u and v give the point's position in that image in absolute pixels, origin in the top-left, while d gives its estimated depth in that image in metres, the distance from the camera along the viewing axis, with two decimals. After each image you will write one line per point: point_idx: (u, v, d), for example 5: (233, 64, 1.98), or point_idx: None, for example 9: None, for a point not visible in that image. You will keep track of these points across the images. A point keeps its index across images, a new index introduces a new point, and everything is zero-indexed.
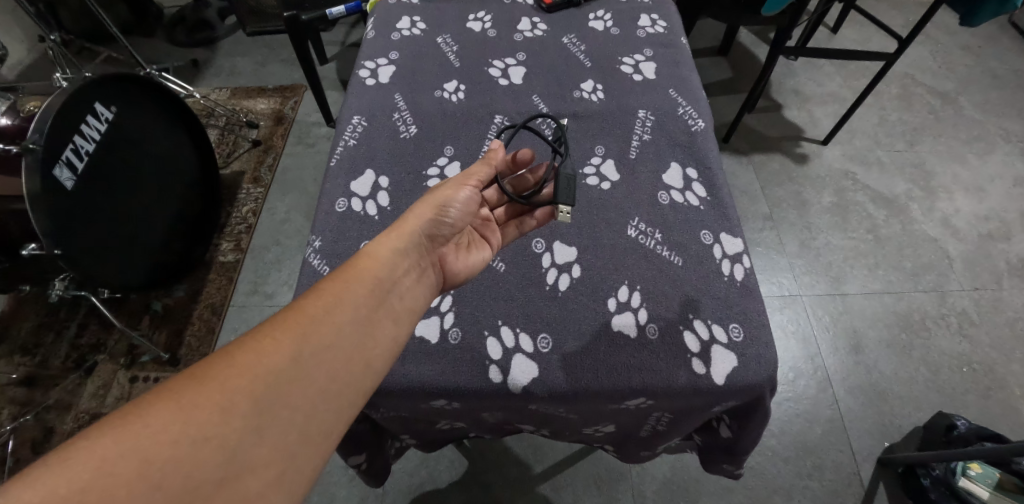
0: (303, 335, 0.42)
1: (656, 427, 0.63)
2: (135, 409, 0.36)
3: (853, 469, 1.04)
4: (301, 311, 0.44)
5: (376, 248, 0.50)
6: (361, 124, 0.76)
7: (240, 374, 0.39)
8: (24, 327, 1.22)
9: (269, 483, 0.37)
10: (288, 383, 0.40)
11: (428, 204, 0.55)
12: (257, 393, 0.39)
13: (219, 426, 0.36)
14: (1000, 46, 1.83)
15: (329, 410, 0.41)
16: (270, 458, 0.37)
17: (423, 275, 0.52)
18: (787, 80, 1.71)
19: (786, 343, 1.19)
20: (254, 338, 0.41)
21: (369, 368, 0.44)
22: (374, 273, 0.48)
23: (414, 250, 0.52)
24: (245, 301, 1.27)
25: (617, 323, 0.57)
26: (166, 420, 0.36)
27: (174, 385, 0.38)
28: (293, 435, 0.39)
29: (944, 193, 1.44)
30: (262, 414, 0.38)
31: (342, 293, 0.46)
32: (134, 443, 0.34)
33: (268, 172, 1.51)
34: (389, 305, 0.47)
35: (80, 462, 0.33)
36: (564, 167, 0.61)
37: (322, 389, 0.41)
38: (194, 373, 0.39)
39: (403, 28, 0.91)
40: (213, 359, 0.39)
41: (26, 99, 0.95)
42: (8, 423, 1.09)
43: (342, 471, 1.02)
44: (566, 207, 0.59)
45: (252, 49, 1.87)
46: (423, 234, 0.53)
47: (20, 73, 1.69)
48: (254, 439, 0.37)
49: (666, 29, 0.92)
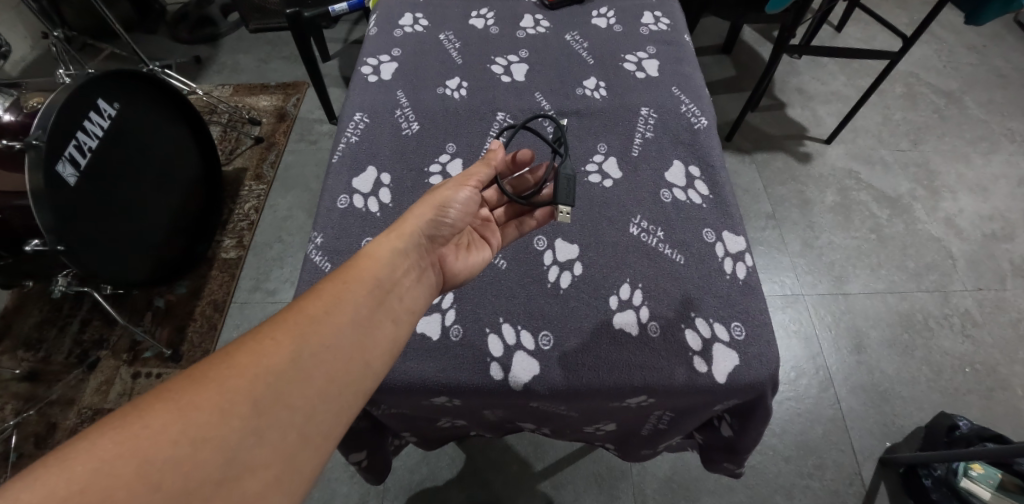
0: (302, 336, 0.42)
1: (657, 425, 0.63)
2: (135, 410, 0.36)
3: (853, 468, 1.04)
4: (301, 311, 0.44)
5: (376, 248, 0.50)
6: (363, 121, 0.76)
7: (240, 375, 0.39)
8: (27, 322, 1.22)
9: (270, 483, 0.37)
10: (288, 383, 0.40)
11: (428, 204, 0.55)
12: (256, 394, 0.39)
13: (219, 427, 0.37)
14: (1006, 45, 1.82)
15: (328, 411, 0.41)
16: (269, 458, 0.37)
17: (423, 275, 0.52)
18: (790, 78, 1.70)
19: (788, 342, 1.18)
20: (254, 338, 0.41)
21: (369, 367, 0.44)
22: (374, 274, 0.48)
23: (414, 250, 0.52)
24: (247, 297, 1.27)
25: (618, 321, 0.57)
26: (165, 421, 0.36)
27: (174, 385, 0.38)
28: (292, 436, 0.39)
29: (948, 193, 1.44)
30: (262, 414, 0.38)
31: (342, 293, 0.46)
32: (133, 444, 0.34)
33: (270, 169, 1.51)
34: (389, 306, 0.47)
35: (80, 462, 0.33)
36: (565, 166, 0.61)
37: (322, 389, 0.41)
38: (193, 373, 0.39)
39: (406, 25, 0.91)
40: (213, 360, 0.40)
41: (29, 95, 0.95)
42: (11, 418, 1.10)
43: (342, 468, 1.02)
44: (567, 206, 0.59)
45: (255, 46, 1.87)
46: (423, 233, 0.53)
47: (23, 69, 1.70)
48: (254, 439, 0.37)
49: (669, 26, 0.91)
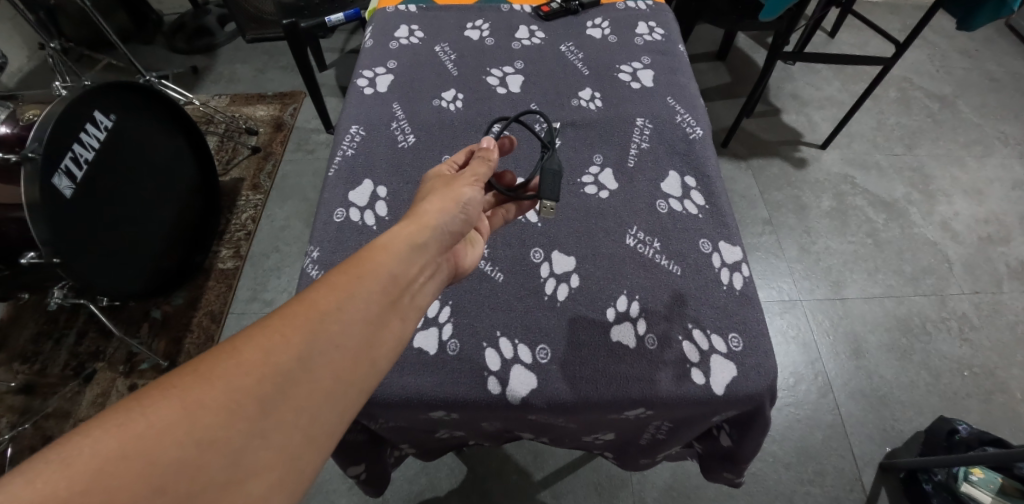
0: (313, 332, 0.37)
1: (655, 435, 0.63)
2: (136, 405, 0.31)
3: (854, 474, 1.03)
4: (312, 305, 0.38)
5: (390, 241, 0.45)
6: (359, 133, 0.76)
7: (247, 372, 0.34)
8: (23, 334, 1.22)
9: (272, 487, 0.32)
10: (295, 383, 0.35)
11: (446, 198, 0.51)
12: (264, 393, 0.33)
13: (225, 427, 0.32)
14: (997, 50, 1.84)
15: (336, 411, 0.36)
16: (273, 461, 0.32)
17: (435, 272, 0.48)
18: (785, 84, 1.72)
19: (786, 348, 1.18)
20: (261, 332, 0.36)
21: (375, 366, 0.39)
22: (387, 267, 0.43)
23: (430, 245, 0.47)
24: (245, 308, 1.27)
25: (616, 333, 0.57)
26: (170, 418, 0.31)
27: (177, 380, 0.33)
28: (297, 437, 0.34)
29: (943, 196, 1.45)
30: (267, 416, 0.33)
31: (355, 286, 0.40)
32: (135, 443, 0.30)
33: (267, 179, 1.51)
34: (402, 304, 0.42)
35: (81, 461, 0.28)
36: (552, 162, 0.62)
37: (329, 389, 0.36)
38: (196, 367, 0.34)
39: (402, 37, 0.91)
40: (216, 355, 0.34)
41: (26, 107, 0.95)
42: (7, 431, 1.09)
43: (341, 478, 1.02)
44: (551, 201, 0.59)
45: (252, 56, 1.88)
46: (440, 229, 0.49)
47: (20, 80, 1.70)
48: (259, 441, 0.32)
49: (664, 36, 0.92)
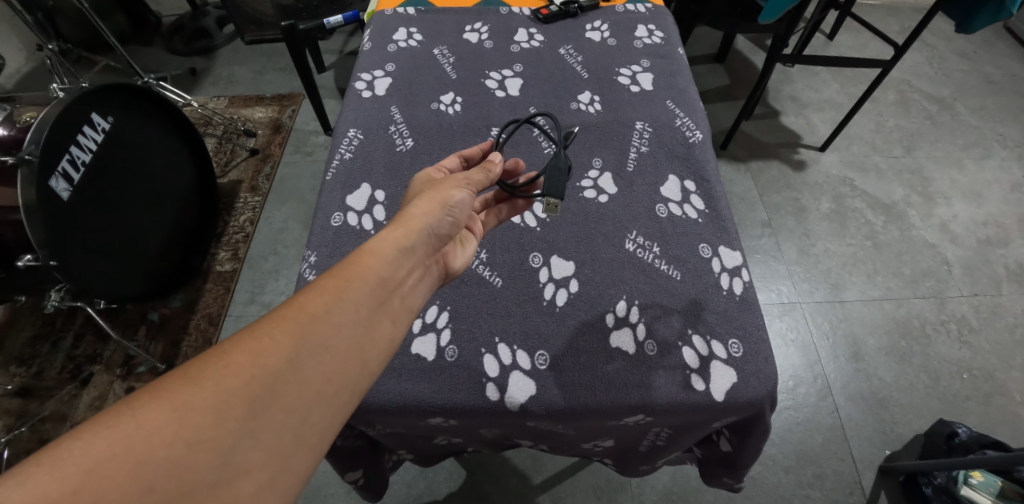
0: (303, 334, 0.36)
1: (655, 442, 0.62)
2: (126, 408, 0.30)
3: (853, 477, 1.03)
4: (302, 308, 0.38)
5: (379, 244, 0.44)
6: (357, 137, 0.76)
7: (238, 374, 0.33)
8: (20, 336, 1.21)
9: (262, 487, 0.32)
10: (284, 385, 0.34)
11: (433, 200, 0.50)
12: (254, 396, 0.33)
13: (215, 427, 0.31)
14: (994, 52, 1.85)
15: (324, 413, 0.36)
16: (265, 461, 0.32)
17: (424, 275, 0.47)
18: (784, 86, 1.72)
19: (785, 351, 1.18)
20: (251, 336, 0.35)
21: (367, 367, 0.39)
22: (375, 271, 0.42)
23: (419, 247, 0.47)
24: (242, 310, 1.26)
25: (616, 340, 0.57)
26: (160, 421, 0.30)
27: (167, 383, 0.32)
28: (287, 437, 0.33)
29: (942, 199, 1.45)
30: (258, 417, 0.33)
31: (343, 290, 0.40)
32: (125, 445, 0.29)
33: (265, 181, 1.50)
34: (393, 306, 0.42)
35: (70, 463, 0.28)
36: (558, 157, 0.61)
37: (320, 390, 0.36)
38: (185, 371, 0.33)
39: (400, 40, 0.91)
40: (207, 358, 0.34)
41: (23, 110, 0.92)
42: (3, 434, 1.08)
43: (339, 483, 1.01)
44: (556, 199, 0.58)
45: (251, 58, 1.88)
46: (429, 231, 0.48)
47: (17, 81, 1.70)
48: (249, 441, 0.32)
49: (664, 39, 0.92)
